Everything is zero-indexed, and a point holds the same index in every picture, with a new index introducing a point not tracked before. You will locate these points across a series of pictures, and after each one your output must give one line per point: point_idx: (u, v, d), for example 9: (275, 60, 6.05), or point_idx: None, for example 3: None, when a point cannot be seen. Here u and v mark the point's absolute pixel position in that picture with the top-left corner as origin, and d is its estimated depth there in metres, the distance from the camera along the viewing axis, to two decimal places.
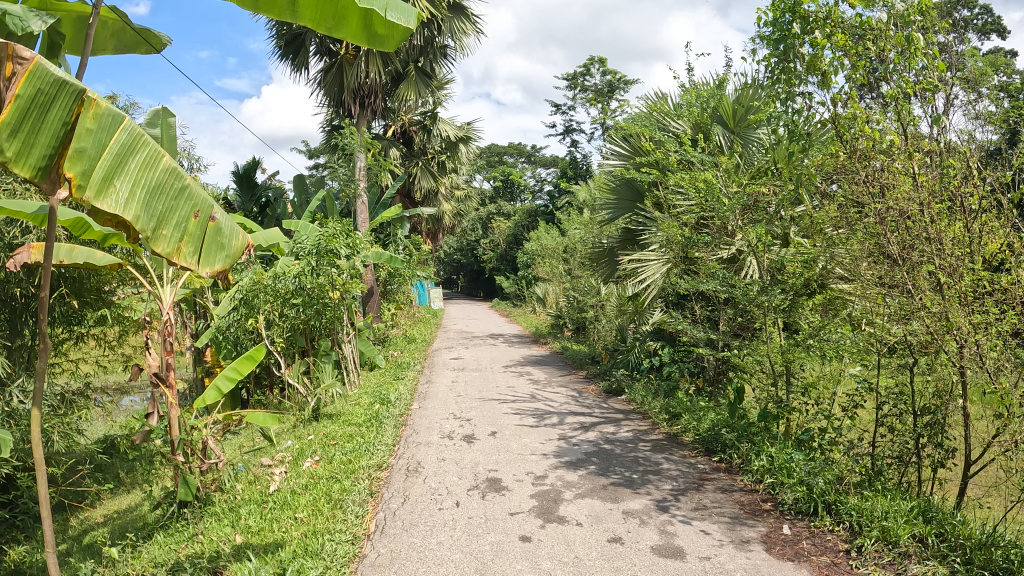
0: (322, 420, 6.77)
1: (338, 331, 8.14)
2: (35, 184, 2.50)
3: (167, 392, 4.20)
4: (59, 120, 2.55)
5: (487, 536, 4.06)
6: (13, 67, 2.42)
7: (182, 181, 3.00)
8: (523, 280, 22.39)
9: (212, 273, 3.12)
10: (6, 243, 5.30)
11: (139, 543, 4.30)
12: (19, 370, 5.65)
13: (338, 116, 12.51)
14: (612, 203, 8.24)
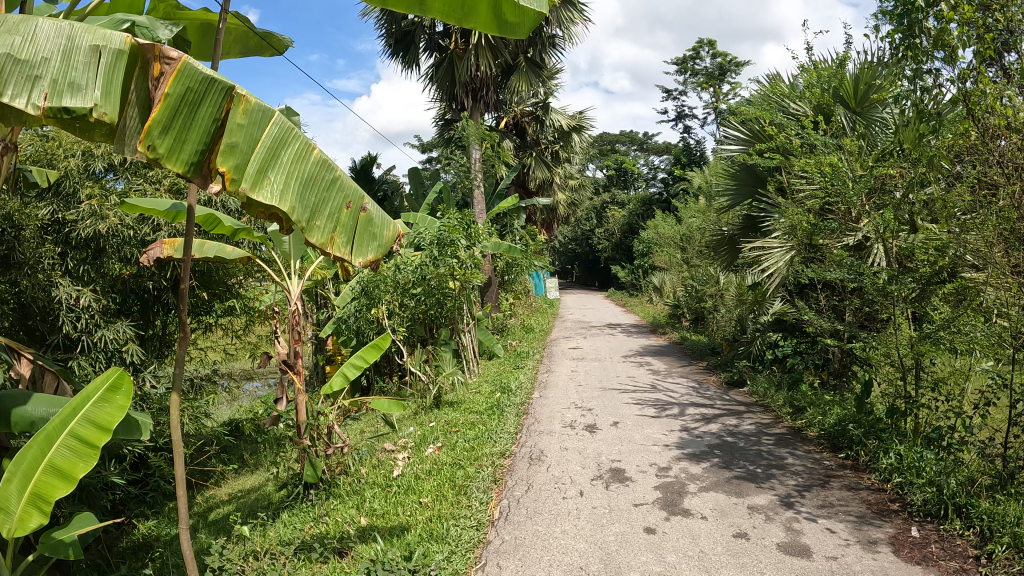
0: (444, 407, 6.91)
1: (458, 321, 8.25)
2: (187, 179, 2.59)
3: (296, 378, 4.36)
4: (210, 116, 2.62)
5: (611, 527, 4.02)
6: (161, 67, 2.56)
7: (334, 173, 3.07)
8: (640, 269, 22.10)
9: (365, 262, 3.24)
10: (139, 240, 5.51)
11: (268, 521, 4.47)
12: (151, 357, 6.02)
13: (451, 111, 12.72)
14: (732, 188, 8.02)
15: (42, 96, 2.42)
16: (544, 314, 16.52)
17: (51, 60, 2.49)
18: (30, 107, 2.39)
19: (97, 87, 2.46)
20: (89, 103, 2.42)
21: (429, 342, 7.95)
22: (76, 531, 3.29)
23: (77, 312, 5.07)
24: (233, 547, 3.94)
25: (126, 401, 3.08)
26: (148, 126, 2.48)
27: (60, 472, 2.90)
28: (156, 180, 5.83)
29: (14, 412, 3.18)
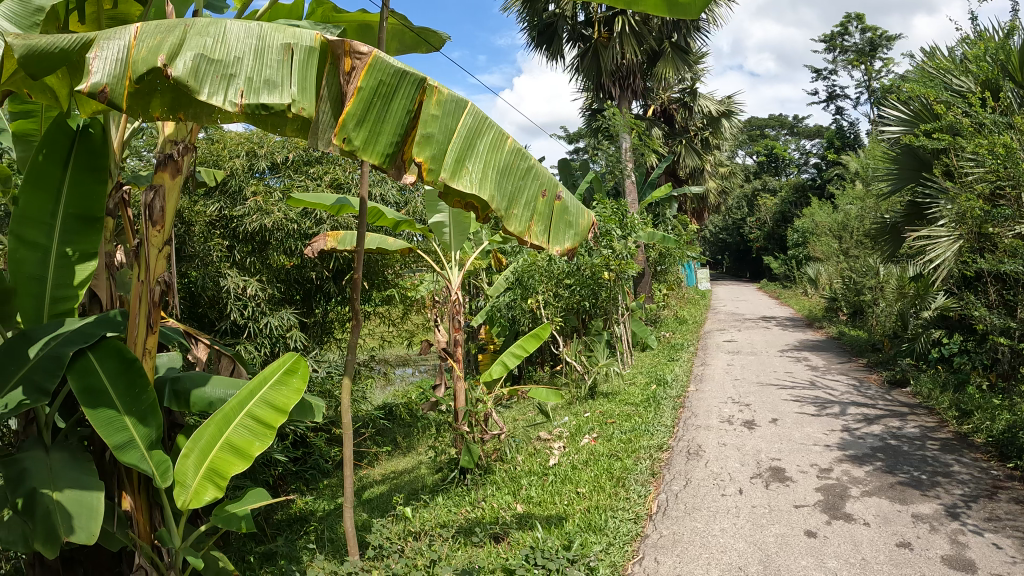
0: (598, 398, 6.93)
1: (611, 312, 8.16)
2: (382, 170, 2.71)
3: (455, 365, 4.53)
4: (403, 108, 2.75)
5: (771, 528, 3.89)
6: (352, 61, 2.68)
7: (529, 162, 3.07)
8: (794, 260, 21.18)
9: (563, 252, 3.17)
10: (303, 234, 5.76)
11: (423, 502, 4.62)
12: (314, 343, 6.36)
13: (596, 101, 12.68)
14: (894, 173, 7.56)
15: (239, 93, 2.55)
16: (697, 306, 16.14)
17: (243, 59, 2.63)
18: (229, 104, 2.52)
19: (293, 85, 2.59)
20: (287, 101, 2.55)
21: (581, 333, 8.07)
22: (247, 505, 3.28)
23: (244, 300, 5.39)
24: (391, 526, 4.08)
25: (302, 384, 3.27)
26: (343, 120, 2.60)
27: (236, 449, 3.05)
28: (316, 176, 5.97)
29: (192, 393, 3.24)
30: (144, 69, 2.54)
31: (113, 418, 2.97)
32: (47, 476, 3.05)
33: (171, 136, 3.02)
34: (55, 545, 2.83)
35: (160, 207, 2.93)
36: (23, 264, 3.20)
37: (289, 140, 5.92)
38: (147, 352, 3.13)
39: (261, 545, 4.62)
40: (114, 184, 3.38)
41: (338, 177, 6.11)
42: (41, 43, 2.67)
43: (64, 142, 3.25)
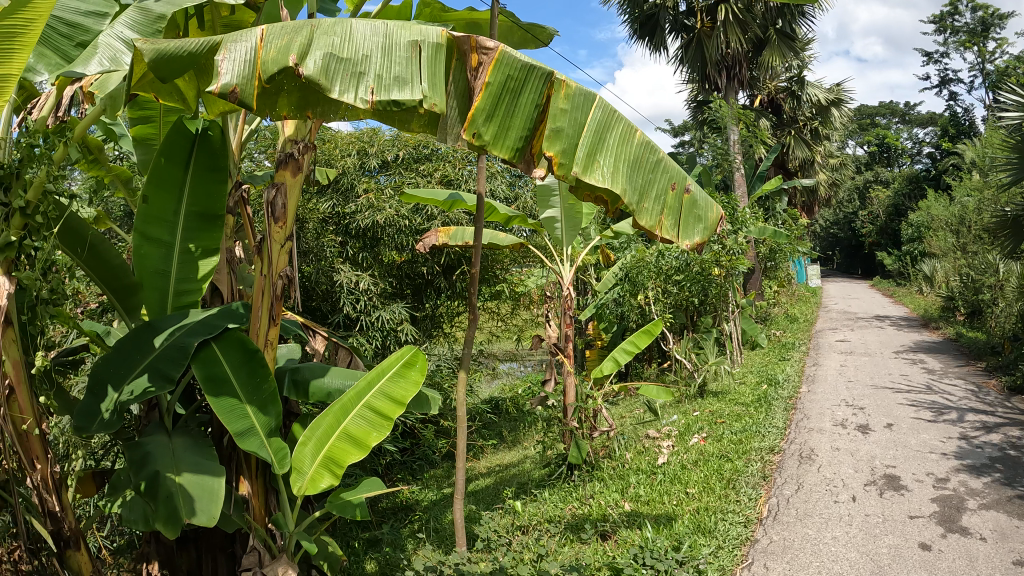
0: (708, 397, 6.90)
1: (721, 309, 8.02)
2: (512, 165, 2.74)
3: (565, 360, 4.61)
4: (532, 102, 2.74)
5: (884, 538, 3.73)
6: (479, 57, 2.70)
7: (657, 154, 3.03)
8: (908, 256, 20.19)
9: (691, 246, 3.09)
10: (415, 229, 5.88)
11: (532, 497, 4.71)
12: (424, 337, 6.48)
13: (700, 91, 12.48)
14: (1014, 162, 7.07)
15: (369, 91, 2.60)
16: (808, 304, 15.58)
17: (371, 56, 2.67)
18: (360, 101, 2.58)
19: (423, 81, 2.61)
20: (419, 97, 2.58)
21: (690, 329, 8.01)
22: (362, 493, 3.37)
23: (357, 294, 5.53)
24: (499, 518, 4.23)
25: (420, 376, 3.27)
26: (472, 116, 2.65)
27: (354, 439, 3.12)
28: (427, 173, 6.04)
29: (311, 383, 3.33)
30: (275, 69, 2.63)
31: (235, 405, 3.06)
32: (169, 460, 3.18)
33: (291, 136, 3.07)
34: (176, 526, 2.96)
35: (282, 205, 2.97)
36: (147, 259, 3.27)
37: (400, 138, 6.05)
38: (269, 344, 3.19)
39: (368, 532, 4.75)
40: (234, 184, 3.45)
41: (448, 173, 6.19)
42: (168, 46, 2.71)
43: (183, 145, 3.31)
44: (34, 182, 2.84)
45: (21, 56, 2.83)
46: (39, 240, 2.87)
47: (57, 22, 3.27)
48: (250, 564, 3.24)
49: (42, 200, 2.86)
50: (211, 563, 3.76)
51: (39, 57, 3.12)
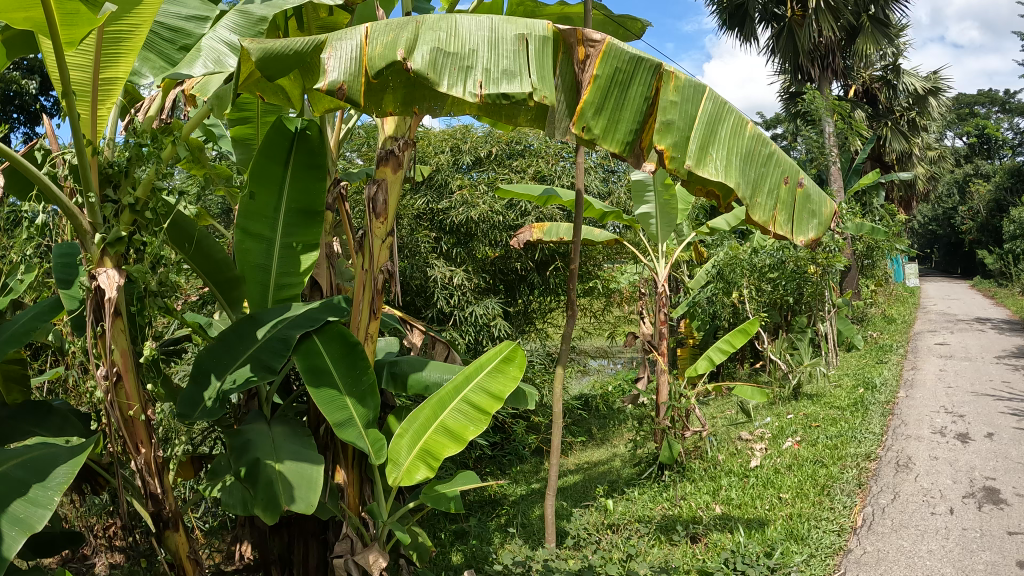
0: (804, 399, 6.93)
1: (815, 309, 7.92)
2: (622, 157, 2.94)
3: (659, 357, 4.78)
4: (640, 96, 2.95)
5: (982, 554, 3.58)
6: (587, 50, 2.94)
7: (770, 148, 3.18)
8: (1010, 254, 19.22)
9: (806, 241, 3.26)
10: (508, 225, 5.96)
11: (625, 496, 4.99)
12: (518, 333, 6.54)
13: (792, 82, 12.25)
14: None
15: (478, 84, 2.71)
16: (906, 304, 15.04)
17: (478, 51, 2.79)
18: (470, 94, 2.69)
19: (531, 75, 2.74)
20: (528, 90, 2.70)
21: (784, 329, 7.90)
22: (456, 487, 3.43)
23: (451, 289, 5.61)
24: (590, 517, 4.55)
25: (519, 372, 3.28)
26: (583, 110, 2.86)
27: (451, 433, 3.17)
28: (521, 169, 6.15)
29: (410, 376, 3.37)
30: (383, 64, 2.70)
31: (333, 396, 3.03)
32: (270, 448, 3.18)
33: (392, 133, 3.11)
34: (275, 513, 2.93)
35: (383, 200, 3.02)
36: (250, 254, 3.28)
37: (492, 135, 6.09)
38: (369, 337, 3.18)
39: (456, 523, 4.85)
40: (332, 180, 3.40)
41: (541, 170, 6.22)
42: (274, 45, 2.74)
43: (283, 144, 3.28)
44: (143, 181, 2.91)
45: (127, 60, 3.01)
46: (146, 235, 2.89)
47: (161, 28, 3.33)
48: (342, 552, 3.26)
49: (150, 198, 2.92)
50: (302, 549, 3.79)
51: (145, 60, 3.21)
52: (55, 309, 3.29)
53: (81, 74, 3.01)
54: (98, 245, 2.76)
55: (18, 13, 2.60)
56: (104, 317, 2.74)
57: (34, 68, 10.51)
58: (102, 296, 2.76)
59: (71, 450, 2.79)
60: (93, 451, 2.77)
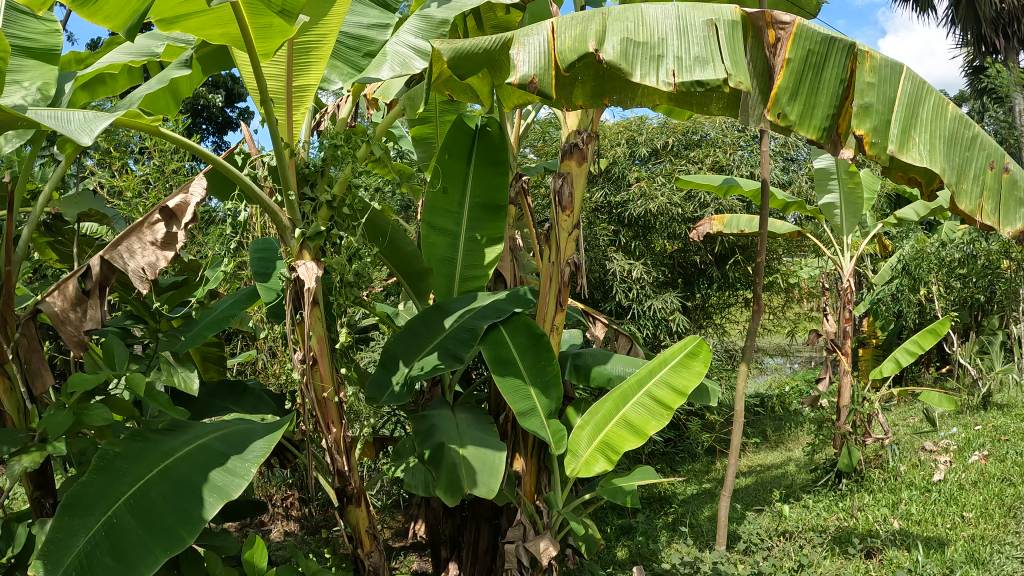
0: (993, 409, 6.42)
1: (1013, 309, 7.31)
2: (820, 144, 2.81)
3: (844, 359, 4.59)
4: (836, 78, 2.82)
5: None
6: (776, 33, 2.85)
7: (973, 130, 2.93)
8: None
9: (1015, 234, 2.90)
10: (687, 218, 5.96)
11: (801, 502, 4.82)
12: (697, 328, 6.40)
13: (978, 57, 11.47)
14: None
15: (671, 73, 2.67)
16: None
17: (667, 39, 2.74)
18: (663, 84, 2.65)
19: (725, 60, 2.66)
20: (723, 76, 2.62)
21: (976, 330, 7.46)
22: (634, 482, 3.39)
23: (630, 283, 5.70)
24: (764, 520, 4.47)
25: (704, 368, 3.24)
26: (777, 96, 2.78)
27: (632, 427, 3.18)
28: (698, 160, 6.18)
29: (592, 368, 3.41)
30: (574, 57, 2.69)
31: (518, 385, 2.98)
32: (454, 433, 3.08)
33: (574, 127, 3.08)
34: (455, 494, 2.83)
35: (569, 192, 3.00)
36: (435, 248, 3.31)
37: (668, 125, 6.14)
38: (555, 329, 3.12)
39: (623, 518, 4.84)
40: (515, 175, 3.39)
41: (718, 160, 6.20)
42: (465, 45, 2.75)
43: (465, 143, 3.29)
44: (339, 178, 2.76)
45: (316, 69, 3.00)
46: (345, 229, 2.72)
47: (344, 36, 3.23)
48: (514, 537, 3.20)
49: (348, 194, 2.74)
50: (474, 532, 3.51)
51: (333, 67, 3.14)
52: (252, 296, 3.14)
53: (276, 84, 3.00)
54: (297, 239, 2.60)
55: (214, 30, 2.76)
56: (303, 305, 2.64)
57: (221, 83, 11.52)
58: (301, 285, 2.67)
59: (267, 426, 2.91)
60: (287, 428, 2.86)
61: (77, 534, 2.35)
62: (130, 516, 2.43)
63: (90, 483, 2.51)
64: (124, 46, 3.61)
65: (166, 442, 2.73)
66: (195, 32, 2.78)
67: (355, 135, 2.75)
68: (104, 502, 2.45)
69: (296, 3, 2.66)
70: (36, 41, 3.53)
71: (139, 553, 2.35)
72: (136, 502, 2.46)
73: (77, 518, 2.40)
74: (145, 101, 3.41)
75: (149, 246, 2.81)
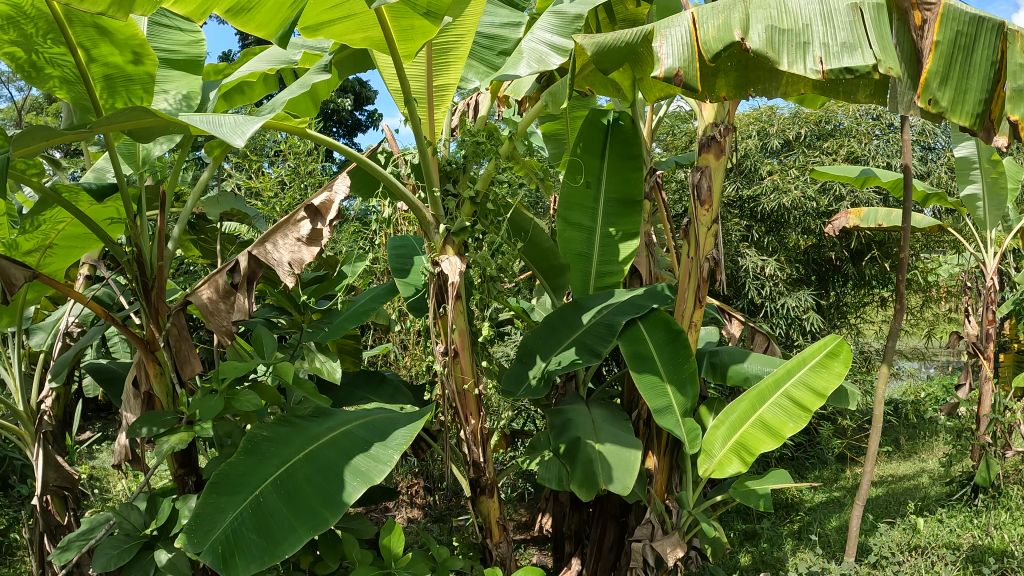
0: None
1: None
2: (971, 132, 2.52)
3: (985, 363, 4.47)
4: (986, 61, 2.55)
5: None
6: (925, 15, 2.59)
7: None
8: None
9: None
10: (822, 211, 5.81)
11: (935, 515, 4.57)
12: (830, 327, 6.19)
13: None
14: None
15: (818, 60, 2.54)
16: None
17: (812, 25, 2.63)
18: (810, 71, 2.52)
19: (873, 45, 2.53)
20: (872, 62, 2.49)
21: None
22: (768, 485, 3.29)
23: (762, 280, 5.60)
24: (896, 533, 4.26)
25: (844, 368, 3.09)
26: (926, 81, 2.51)
27: (769, 428, 3.08)
28: (832, 151, 6.07)
29: (730, 367, 3.33)
30: (720, 46, 2.60)
31: (655, 382, 2.95)
32: (590, 429, 3.05)
33: (711, 120, 3.03)
34: (591, 490, 2.82)
35: (707, 187, 2.97)
36: (572, 242, 3.32)
37: (800, 114, 6.10)
38: (693, 326, 3.06)
39: (747, 524, 4.72)
40: (650, 169, 3.37)
41: (854, 150, 6.04)
42: (608, 39, 2.73)
43: (597, 137, 3.28)
44: (481, 176, 2.82)
45: (455, 67, 3.07)
46: (488, 226, 2.74)
47: (479, 36, 3.33)
48: (642, 536, 3.15)
49: (489, 190, 2.80)
50: (600, 528, 3.45)
51: (469, 66, 3.23)
52: (393, 290, 3.27)
53: (419, 83, 3.13)
54: (441, 235, 2.70)
55: (356, 34, 2.78)
56: (445, 300, 2.70)
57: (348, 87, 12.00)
58: (444, 280, 2.73)
59: (409, 416, 2.91)
60: (429, 418, 2.85)
61: (225, 510, 2.46)
62: (276, 496, 2.52)
63: (239, 462, 2.62)
64: (262, 55, 3.74)
65: (310, 428, 2.81)
66: (336, 36, 2.79)
67: (495, 133, 2.80)
68: (251, 481, 2.56)
69: (441, 4, 2.66)
70: (177, 53, 3.59)
71: (284, 533, 2.43)
72: (282, 483, 2.55)
73: (226, 495, 2.51)
74: (288, 104, 3.60)
75: (294, 241, 2.90)
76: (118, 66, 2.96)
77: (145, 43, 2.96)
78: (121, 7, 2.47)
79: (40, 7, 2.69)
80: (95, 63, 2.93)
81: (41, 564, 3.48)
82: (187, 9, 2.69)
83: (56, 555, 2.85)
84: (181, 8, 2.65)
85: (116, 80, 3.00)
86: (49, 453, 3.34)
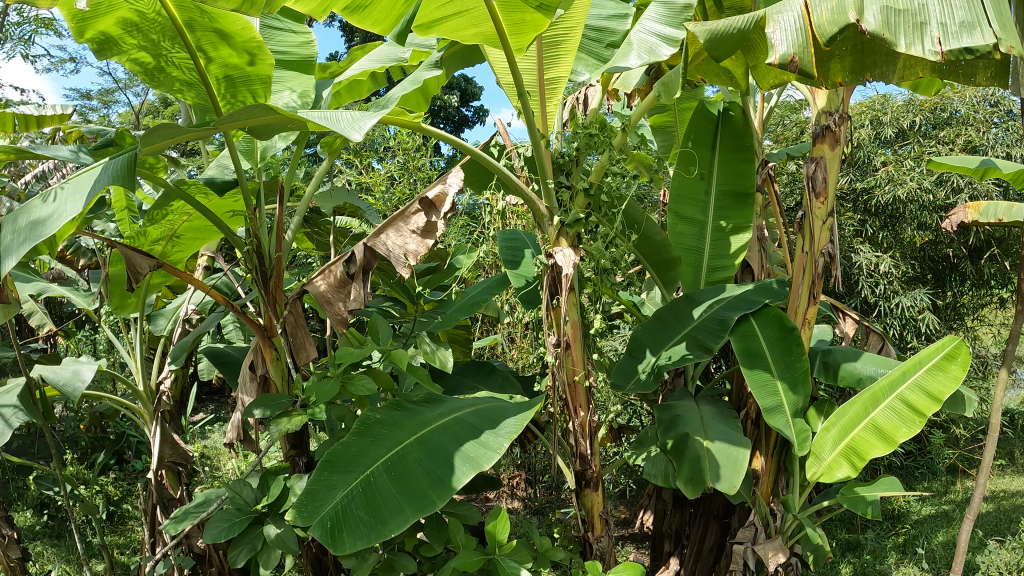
0: None
1: None
2: None
3: None
4: None
5: None
6: None
7: None
8: None
9: None
10: (939, 206, 5.70)
11: None
12: (944, 329, 6.00)
13: None
14: None
15: (935, 41, 2.30)
16: None
17: (929, 4, 2.38)
18: (929, 53, 2.29)
19: (993, 23, 2.30)
20: (993, 41, 2.26)
21: None
22: (879, 493, 3.16)
23: (876, 277, 5.57)
24: (1012, 550, 4.08)
25: (963, 372, 2.94)
26: None
27: (881, 432, 2.98)
28: (948, 140, 5.94)
29: (842, 367, 3.31)
30: (834, 30, 2.39)
31: (767, 380, 2.97)
32: (699, 425, 3.05)
33: (825, 107, 2.97)
34: (696, 488, 2.81)
35: (822, 178, 2.92)
36: (683, 236, 3.46)
37: (914, 102, 5.98)
38: (807, 323, 3.03)
39: (851, 533, 4.62)
40: (761, 161, 3.47)
41: (971, 139, 5.90)
42: (720, 27, 2.68)
43: (709, 129, 3.41)
44: (595, 167, 2.83)
45: (565, 61, 3.10)
46: (601, 218, 2.79)
47: (587, 29, 3.43)
48: (743, 538, 3.09)
49: (603, 182, 2.80)
50: (702, 528, 3.42)
51: (579, 59, 3.32)
52: (503, 283, 3.41)
53: (532, 77, 3.21)
54: (556, 226, 2.73)
55: (469, 29, 2.78)
56: (559, 292, 2.72)
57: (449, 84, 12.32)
58: (557, 271, 2.76)
59: (519, 406, 2.98)
60: (538, 408, 2.91)
61: (337, 488, 2.53)
62: (387, 477, 2.57)
63: (353, 443, 2.70)
64: (372, 54, 3.85)
65: (424, 413, 2.88)
66: (449, 32, 2.79)
67: (608, 126, 2.79)
68: (363, 461, 2.62)
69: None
70: (292, 55, 3.66)
71: (393, 511, 2.48)
72: (394, 464, 2.61)
73: (338, 474, 2.58)
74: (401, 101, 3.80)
75: (409, 233, 2.98)
76: (237, 67, 3.02)
77: (261, 45, 2.99)
78: (255, 4, 2.53)
79: (163, 13, 2.77)
80: (216, 65, 3.00)
81: (155, 534, 3.61)
82: (310, 7, 2.75)
83: (171, 525, 3.00)
84: (304, 5, 2.73)
85: (236, 79, 3.06)
86: (166, 431, 3.48)
